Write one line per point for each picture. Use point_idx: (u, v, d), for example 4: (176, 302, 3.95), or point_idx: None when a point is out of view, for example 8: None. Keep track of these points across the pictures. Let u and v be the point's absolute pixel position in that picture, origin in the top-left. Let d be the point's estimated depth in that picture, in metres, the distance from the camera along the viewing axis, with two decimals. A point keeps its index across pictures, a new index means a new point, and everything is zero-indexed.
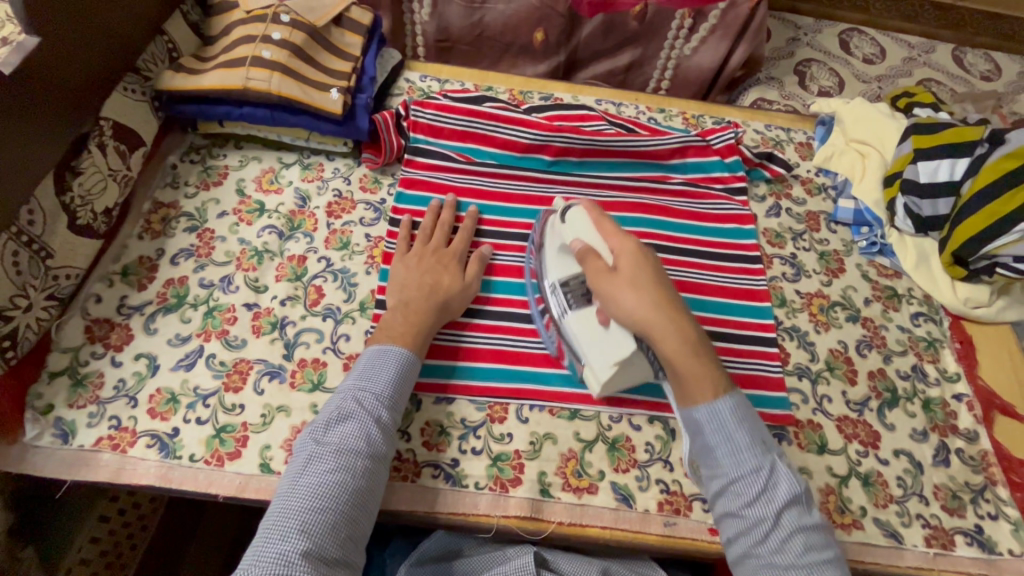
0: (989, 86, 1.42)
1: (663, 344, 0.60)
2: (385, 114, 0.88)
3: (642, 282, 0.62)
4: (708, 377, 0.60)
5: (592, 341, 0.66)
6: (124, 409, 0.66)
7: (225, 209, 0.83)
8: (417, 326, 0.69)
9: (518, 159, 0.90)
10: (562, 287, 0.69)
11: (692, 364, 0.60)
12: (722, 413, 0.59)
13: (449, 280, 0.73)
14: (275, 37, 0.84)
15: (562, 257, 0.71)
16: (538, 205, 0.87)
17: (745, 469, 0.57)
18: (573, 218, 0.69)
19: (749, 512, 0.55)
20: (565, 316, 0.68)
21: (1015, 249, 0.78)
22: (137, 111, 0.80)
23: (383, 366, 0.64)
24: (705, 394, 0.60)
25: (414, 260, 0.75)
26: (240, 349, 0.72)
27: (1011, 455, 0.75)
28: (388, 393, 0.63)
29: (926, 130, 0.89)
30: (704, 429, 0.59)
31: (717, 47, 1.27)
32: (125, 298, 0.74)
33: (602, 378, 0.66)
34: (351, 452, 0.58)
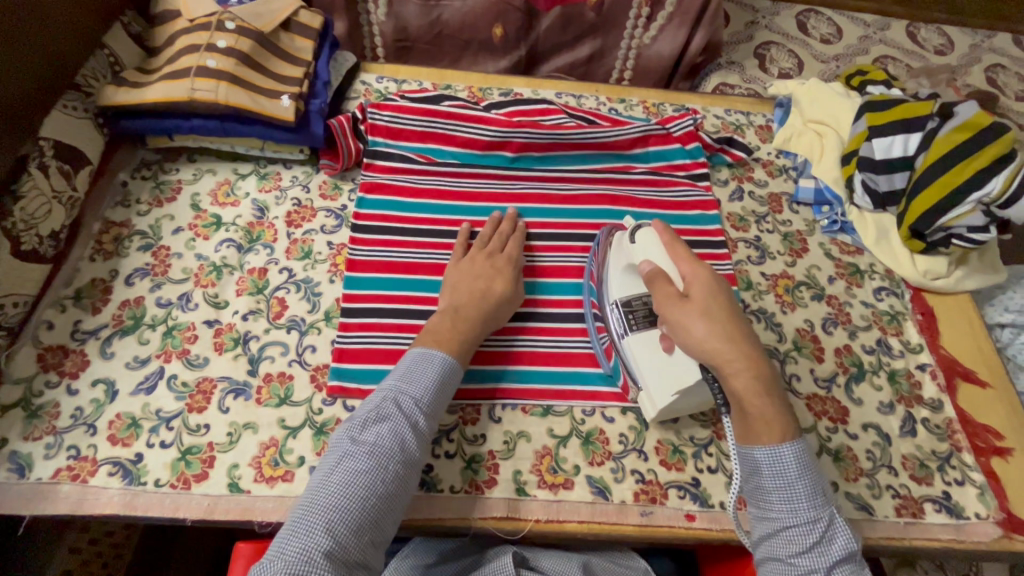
0: (943, 60, 1.45)
1: (734, 379, 0.56)
2: (340, 118, 0.86)
3: (716, 311, 0.58)
4: (776, 418, 0.56)
5: (655, 367, 0.65)
6: (83, 438, 0.64)
7: (180, 225, 0.81)
8: (467, 331, 0.68)
9: (480, 156, 0.89)
10: (624, 307, 0.69)
11: (761, 403, 0.56)
12: (786, 461, 0.56)
13: (500, 287, 0.72)
14: (220, 45, 0.81)
15: (629, 277, 0.70)
16: (502, 202, 0.87)
17: (800, 519, 0.56)
18: (643, 239, 0.67)
19: (799, 560, 0.55)
20: (624, 338, 0.68)
21: (970, 219, 0.80)
22: (80, 129, 0.77)
23: (425, 368, 0.63)
24: (769, 436, 0.56)
25: (468, 263, 0.75)
26: (203, 367, 0.70)
27: (974, 421, 0.77)
28: (426, 399, 0.62)
29: (879, 107, 0.90)
30: (763, 474, 0.57)
31: (676, 34, 1.27)
32: (79, 323, 0.71)
33: (659, 405, 0.66)
34: (386, 454, 0.57)
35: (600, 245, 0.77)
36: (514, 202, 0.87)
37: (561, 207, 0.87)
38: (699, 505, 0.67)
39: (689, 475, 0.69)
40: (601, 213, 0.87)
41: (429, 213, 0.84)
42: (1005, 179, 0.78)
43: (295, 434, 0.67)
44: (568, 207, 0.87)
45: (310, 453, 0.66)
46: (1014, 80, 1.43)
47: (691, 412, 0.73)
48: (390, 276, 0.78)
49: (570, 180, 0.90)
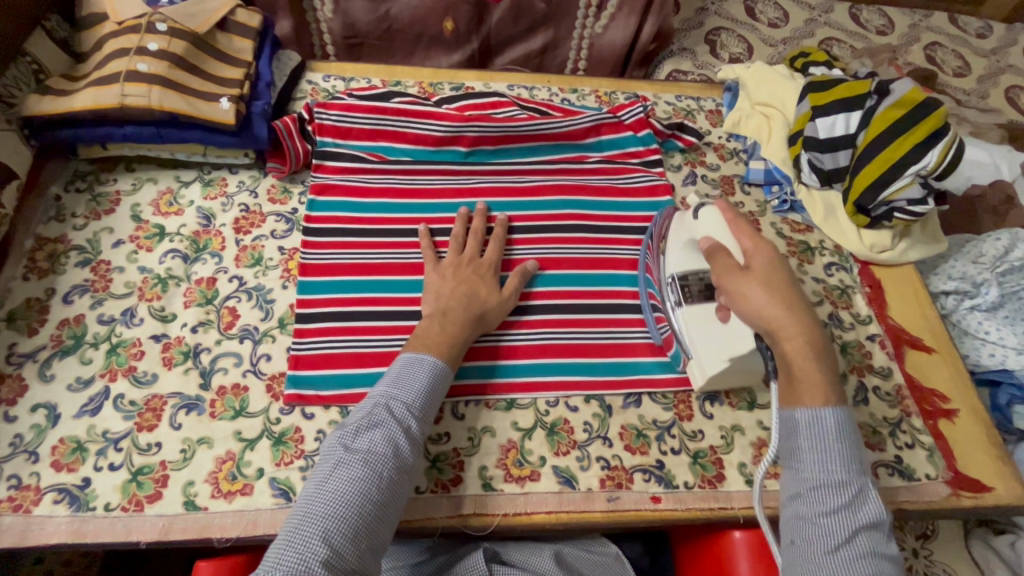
0: (884, 40, 1.50)
1: (787, 342, 0.60)
2: (286, 119, 0.83)
3: (773, 281, 0.62)
4: (816, 379, 0.59)
5: (709, 336, 0.69)
6: (25, 466, 0.61)
7: (120, 238, 0.77)
8: (460, 338, 0.67)
9: (433, 153, 0.88)
10: (681, 280, 0.72)
11: (810, 366, 0.59)
12: (826, 422, 0.58)
13: (486, 292, 0.72)
14: (152, 47, 0.78)
15: (688, 252, 0.72)
16: (455, 198, 0.86)
17: (830, 480, 0.56)
18: (706, 216, 0.70)
19: (822, 522, 0.54)
20: (678, 310, 0.72)
21: (908, 192, 0.82)
22: (4, 142, 0.73)
23: (416, 373, 0.63)
24: (814, 399, 0.59)
25: (449, 268, 0.73)
26: (151, 384, 0.67)
27: (921, 385, 0.80)
28: (418, 403, 0.61)
29: (821, 88, 0.92)
30: (800, 434, 0.58)
31: (626, 23, 1.27)
32: (15, 346, 0.68)
33: (709, 372, 0.69)
34: (382, 460, 0.56)
35: (651, 255, 0.80)
36: (467, 197, 0.86)
37: (517, 199, 0.86)
38: (665, 487, 0.68)
39: (653, 458, 0.69)
40: (559, 204, 0.86)
41: (383, 213, 0.83)
42: (940, 152, 0.80)
43: (253, 446, 0.65)
44: (523, 199, 0.86)
45: (269, 463, 0.64)
46: (951, 57, 1.49)
47: (653, 396, 0.74)
48: (343, 279, 0.76)
49: (525, 172, 0.89)
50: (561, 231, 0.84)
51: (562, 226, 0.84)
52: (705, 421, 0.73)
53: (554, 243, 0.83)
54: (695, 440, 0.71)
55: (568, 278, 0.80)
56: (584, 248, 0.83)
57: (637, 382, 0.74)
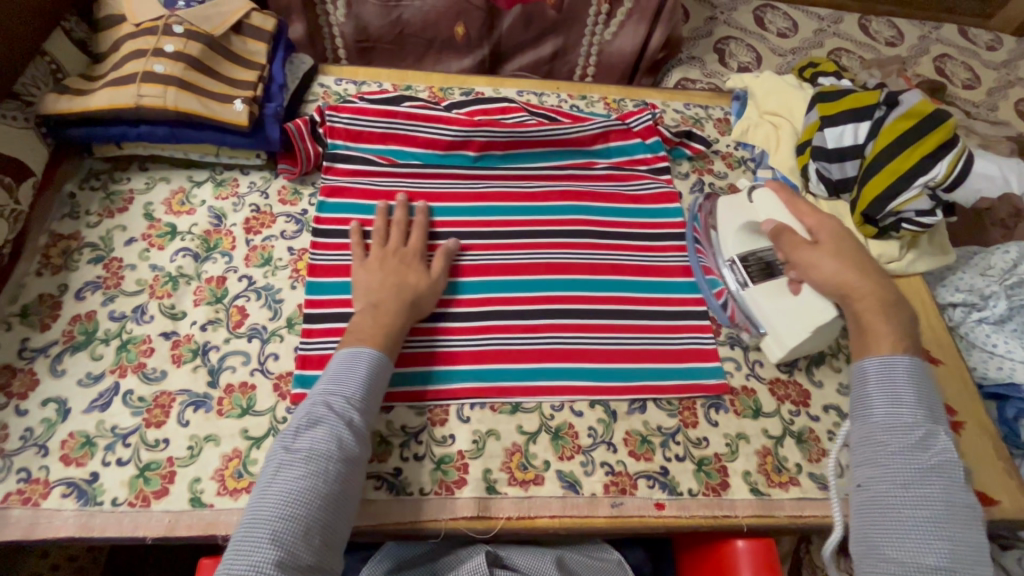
0: (894, 51, 1.50)
1: (859, 303, 0.69)
2: (297, 121, 0.84)
3: (842, 251, 0.71)
4: (886, 334, 0.67)
5: (784, 309, 0.74)
6: (34, 460, 0.62)
7: (133, 235, 0.78)
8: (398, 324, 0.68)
9: (443, 157, 0.89)
10: (742, 262, 0.79)
11: (878, 322, 0.67)
12: (896, 369, 0.64)
13: (416, 277, 0.72)
14: (168, 49, 0.79)
15: (745, 235, 0.80)
16: (464, 202, 0.86)
17: (902, 422, 0.62)
18: (762, 199, 0.81)
19: (891, 461, 0.60)
20: (746, 288, 0.77)
21: (917, 204, 0.82)
22: (21, 139, 0.74)
23: (352, 366, 0.63)
24: (884, 350, 0.66)
25: (375, 263, 0.73)
26: (160, 381, 0.68)
27: None
28: (357, 395, 0.61)
29: (829, 98, 0.93)
30: (871, 381, 0.65)
31: (636, 31, 1.28)
32: (27, 341, 0.69)
33: (789, 343, 0.73)
34: (325, 455, 0.56)
35: (700, 242, 0.86)
36: (476, 201, 0.86)
37: (525, 204, 0.87)
38: (668, 494, 0.68)
39: (657, 464, 0.69)
40: (565, 209, 0.87)
41: (390, 216, 0.83)
42: (948, 165, 0.80)
43: (259, 444, 0.65)
44: (532, 204, 0.87)
45: None
46: (961, 69, 1.49)
47: (658, 403, 0.74)
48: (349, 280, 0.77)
49: (532, 177, 0.90)
50: (570, 237, 0.84)
51: (570, 232, 0.85)
52: (709, 428, 0.73)
53: (564, 248, 0.83)
54: (700, 447, 0.71)
55: (575, 283, 0.80)
56: (592, 254, 0.83)
57: (642, 388, 0.74)
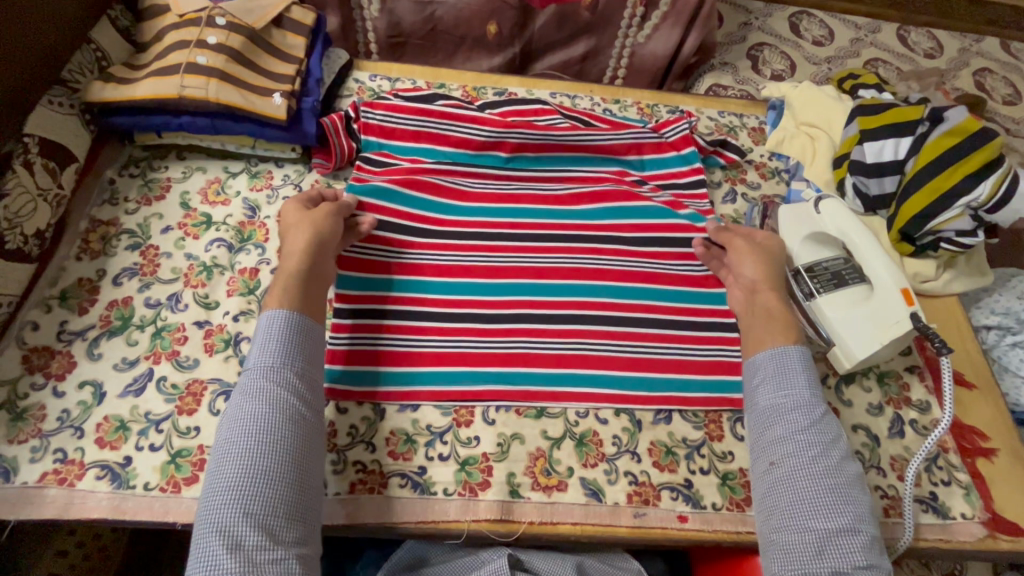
0: (932, 63, 1.46)
1: (767, 299, 0.73)
2: (334, 117, 0.85)
3: (764, 255, 0.77)
4: (788, 324, 0.69)
5: (853, 321, 0.74)
6: (70, 441, 0.63)
7: (169, 224, 0.79)
8: (287, 259, 0.68)
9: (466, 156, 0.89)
10: (808, 273, 0.78)
11: (782, 312, 0.71)
12: (792, 368, 0.65)
13: (292, 214, 0.73)
14: (211, 41, 0.80)
15: (809, 247, 0.80)
16: (489, 202, 0.85)
17: (801, 420, 0.62)
18: (830, 210, 0.81)
19: (799, 457, 0.60)
20: (813, 300, 0.76)
21: (958, 223, 0.80)
22: (67, 125, 0.76)
23: (265, 338, 0.61)
24: (784, 338, 0.68)
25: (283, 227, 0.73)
26: (193, 369, 0.69)
27: (960, 421, 0.79)
28: (274, 364, 0.59)
29: (871, 111, 0.91)
30: (766, 386, 0.65)
31: (670, 35, 1.27)
32: (65, 324, 0.70)
33: (859, 355, 0.73)
34: (247, 433, 0.55)
35: None
36: (500, 202, 0.86)
37: (555, 208, 0.86)
38: (692, 507, 0.67)
39: (681, 477, 0.69)
40: (596, 215, 0.86)
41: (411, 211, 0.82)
42: (992, 186, 0.78)
43: None
44: (555, 208, 0.86)
45: None
46: (1001, 84, 1.45)
47: (685, 414, 0.73)
48: (373, 277, 0.76)
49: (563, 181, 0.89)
50: (595, 242, 0.83)
51: (601, 237, 0.84)
52: (735, 443, 0.72)
53: (576, 252, 0.82)
54: (725, 461, 0.71)
55: (593, 288, 0.79)
56: (615, 261, 0.82)
57: (670, 399, 0.73)
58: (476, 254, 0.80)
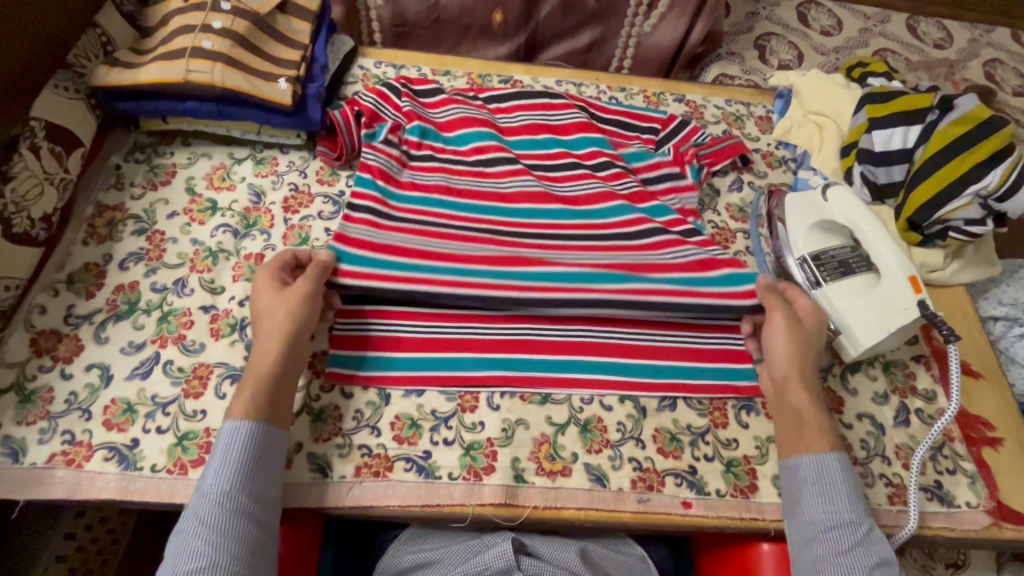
0: (942, 54, 1.45)
1: (796, 395, 0.68)
2: (345, 111, 0.84)
3: (802, 336, 0.71)
4: (821, 426, 0.65)
5: (859, 309, 0.74)
6: (78, 423, 0.64)
7: (175, 210, 0.79)
8: (261, 355, 0.63)
9: (463, 143, 0.87)
10: (815, 260, 0.78)
11: (812, 410, 0.66)
12: (832, 468, 0.62)
13: (269, 296, 0.67)
14: (216, 26, 0.80)
15: (816, 234, 0.80)
16: (482, 198, 0.82)
17: (839, 520, 0.59)
18: (837, 197, 0.80)
19: (840, 560, 0.57)
20: (818, 288, 0.77)
21: (967, 212, 0.79)
22: (73, 110, 0.76)
23: (224, 454, 0.56)
24: (817, 443, 0.64)
25: (259, 305, 0.67)
26: (199, 353, 0.69)
27: (966, 410, 0.79)
28: (231, 487, 0.55)
29: (879, 99, 0.90)
30: (805, 479, 0.62)
31: (676, 24, 1.26)
32: (72, 308, 0.70)
33: (864, 343, 0.72)
34: (187, 570, 0.51)
35: (771, 239, 0.85)
36: (493, 198, 0.82)
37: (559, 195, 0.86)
38: (696, 493, 0.67)
39: (686, 463, 0.69)
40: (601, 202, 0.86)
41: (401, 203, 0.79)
42: (1003, 173, 0.77)
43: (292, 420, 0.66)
44: (551, 203, 0.83)
45: (309, 438, 0.66)
46: (1012, 75, 1.43)
47: (689, 401, 0.73)
48: (365, 257, 0.73)
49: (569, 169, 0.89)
50: (589, 238, 0.80)
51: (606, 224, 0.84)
52: (739, 430, 0.72)
53: (560, 248, 0.79)
54: (729, 448, 0.71)
55: (581, 278, 0.76)
56: (612, 255, 0.79)
57: (675, 385, 0.73)
58: (463, 243, 0.77)
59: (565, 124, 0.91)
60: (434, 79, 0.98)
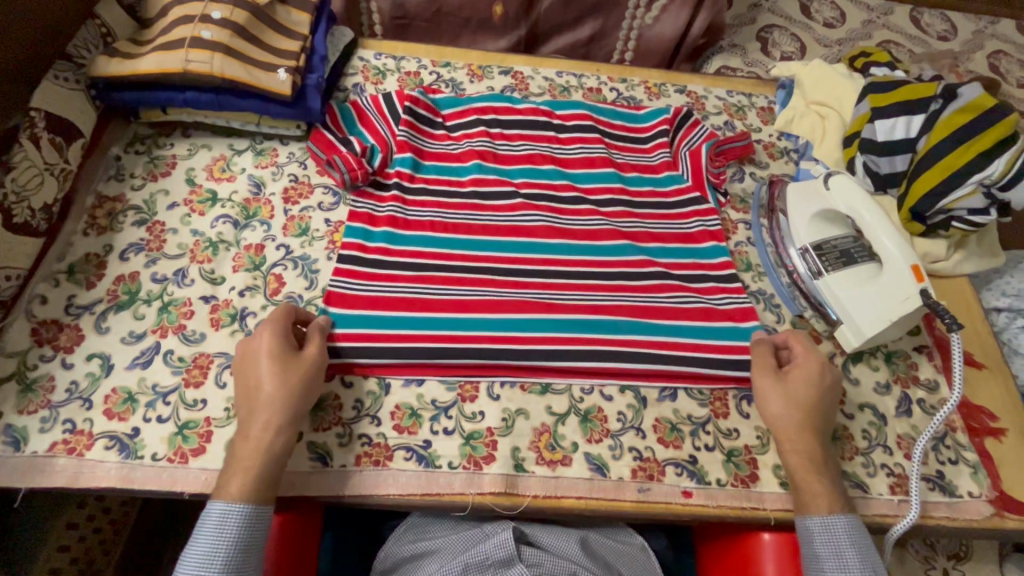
0: (946, 46, 1.44)
1: (790, 455, 0.65)
2: (347, 156, 0.80)
3: (802, 396, 0.67)
4: (822, 491, 0.63)
5: (860, 298, 0.73)
6: (79, 412, 0.64)
7: (175, 201, 0.79)
8: (257, 436, 0.59)
9: (463, 175, 0.85)
10: (816, 250, 0.78)
11: (810, 478, 0.64)
12: (837, 531, 0.61)
13: (261, 367, 0.62)
14: (215, 16, 0.80)
15: (817, 224, 0.80)
16: (481, 234, 0.79)
17: None
18: (839, 185, 0.78)
19: None
20: (820, 278, 0.77)
21: (970, 202, 0.79)
22: (73, 100, 0.76)
23: (217, 540, 0.55)
24: (820, 507, 0.62)
25: (246, 377, 0.62)
26: (199, 343, 0.69)
27: (969, 401, 0.78)
28: (227, 575, 0.54)
29: (882, 89, 0.89)
30: (816, 541, 0.61)
31: (678, 16, 1.25)
32: (73, 298, 0.71)
33: (866, 333, 0.72)
34: None
35: (773, 229, 0.86)
36: (491, 234, 0.79)
37: (559, 185, 0.85)
38: (696, 482, 0.67)
39: (686, 453, 0.69)
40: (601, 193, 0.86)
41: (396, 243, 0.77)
42: (1007, 161, 0.76)
43: None
44: (552, 240, 0.80)
45: (308, 428, 0.66)
46: (1016, 67, 1.42)
47: (689, 391, 0.73)
48: (361, 312, 0.70)
49: (569, 159, 0.89)
50: (590, 258, 0.79)
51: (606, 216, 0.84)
52: (740, 420, 0.72)
53: (560, 288, 0.76)
54: (730, 438, 0.71)
55: (578, 323, 0.73)
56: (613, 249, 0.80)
57: (675, 375, 0.73)
58: (457, 287, 0.74)
59: (571, 159, 0.89)
60: (434, 70, 0.98)
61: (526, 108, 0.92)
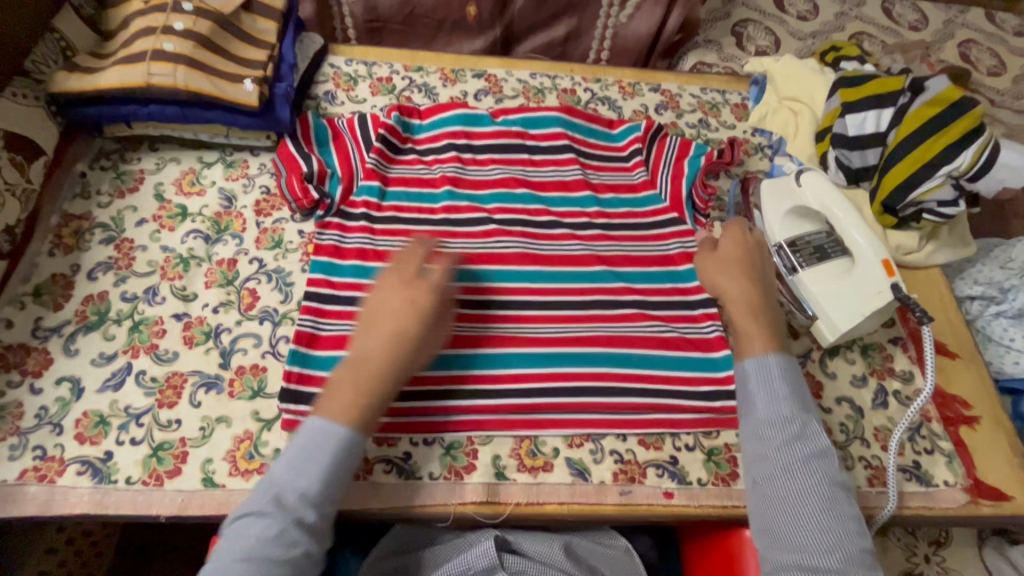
0: (917, 36, 1.45)
1: (732, 305, 0.70)
2: (307, 195, 0.78)
3: (744, 269, 0.72)
4: (760, 332, 0.67)
5: (835, 292, 0.74)
6: (49, 437, 0.63)
7: (143, 216, 0.78)
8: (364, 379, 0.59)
9: (434, 201, 0.82)
10: (791, 246, 0.78)
11: (746, 318, 0.68)
12: (781, 402, 0.61)
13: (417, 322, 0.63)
14: (178, 27, 0.78)
15: (791, 219, 0.80)
16: (454, 263, 0.77)
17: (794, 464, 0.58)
18: (812, 182, 0.80)
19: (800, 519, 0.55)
20: (796, 274, 0.76)
21: (939, 194, 0.80)
22: (32, 118, 0.74)
23: (322, 452, 0.55)
24: (756, 348, 0.66)
25: (390, 326, 0.62)
26: (172, 362, 0.68)
27: (944, 391, 0.79)
28: (325, 490, 0.54)
29: (851, 83, 0.90)
30: (754, 394, 0.63)
31: (651, 14, 1.25)
32: (40, 320, 0.69)
33: (842, 327, 0.73)
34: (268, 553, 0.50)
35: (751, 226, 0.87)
36: (465, 263, 0.77)
37: (529, 192, 0.85)
38: (677, 483, 0.68)
39: (667, 454, 0.69)
40: (567, 200, 0.85)
41: (367, 276, 0.74)
42: (974, 154, 0.78)
43: (269, 426, 0.66)
44: (528, 267, 0.78)
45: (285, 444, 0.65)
46: (986, 55, 1.44)
47: None
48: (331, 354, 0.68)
49: (544, 165, 0.88)
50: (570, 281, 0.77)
51: (575, 224, 0.83)
52: None
53: (536, 320, 0.74)
54: (710, 437, 0.71)
55: (560, 357, 0.71)
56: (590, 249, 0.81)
57: (652, 377, 0.71)
58: None
59: (545, 159, 0.89)
60: (406, 75, 0.97)
61: (497, 130, 0.90)
